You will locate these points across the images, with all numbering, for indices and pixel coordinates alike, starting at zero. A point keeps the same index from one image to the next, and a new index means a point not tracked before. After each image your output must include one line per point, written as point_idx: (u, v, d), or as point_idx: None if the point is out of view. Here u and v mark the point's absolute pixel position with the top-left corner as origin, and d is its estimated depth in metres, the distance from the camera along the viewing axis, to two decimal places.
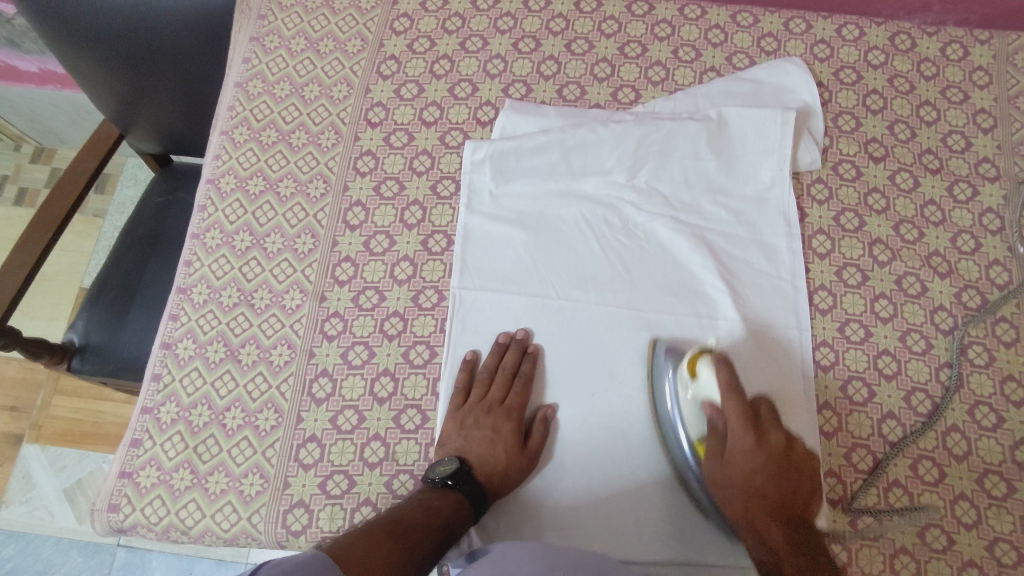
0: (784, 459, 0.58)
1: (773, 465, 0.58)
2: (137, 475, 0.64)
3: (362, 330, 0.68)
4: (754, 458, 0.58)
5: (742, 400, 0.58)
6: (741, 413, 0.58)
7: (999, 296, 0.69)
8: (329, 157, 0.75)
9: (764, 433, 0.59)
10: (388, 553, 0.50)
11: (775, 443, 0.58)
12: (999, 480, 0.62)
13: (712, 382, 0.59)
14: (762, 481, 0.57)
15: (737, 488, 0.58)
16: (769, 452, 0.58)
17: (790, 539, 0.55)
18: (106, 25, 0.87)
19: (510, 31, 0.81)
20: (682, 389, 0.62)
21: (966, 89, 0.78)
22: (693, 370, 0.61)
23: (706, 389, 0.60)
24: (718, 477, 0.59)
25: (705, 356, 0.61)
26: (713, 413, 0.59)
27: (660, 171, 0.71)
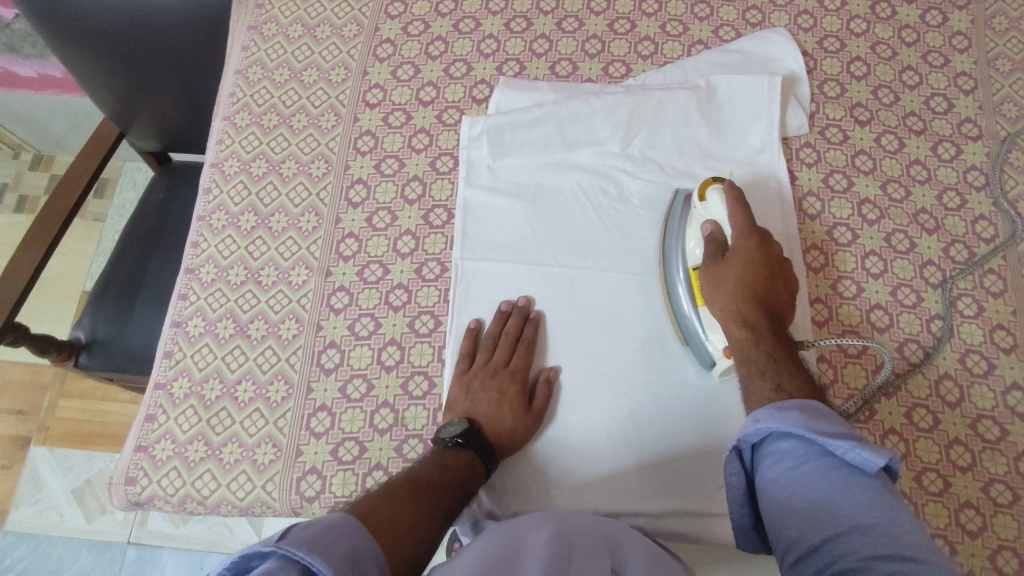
0: (777, 268, 0.62)
1: (767, 268, 0.61)
2: (153, 449, 0.65)
3: (368, 302, 0.70)
4: (750, 257, 0.61)
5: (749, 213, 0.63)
6: (747, 223, 0.62)
7: (986, 250, 0.71)
8: (329, 138, 0.77)
9: (765, 243, 0.62)
10: (411, 509, 0.52)
11: (774, 254, 0.62)
12: (992, 424, 0.64)
13: (720, 200, 0.65)
14: (753, 278, 0.60)
15: (727, 283, 0.61)
16: (766, 257, 0.62)
17: (767, 331, 0.58)
18: (106, 23, 0.89)
19: (502, 11, 0.83)
20: (693, 215, 0.67)
21: (946, 53, 0.80)
22: (704, 193, 0.66)
23: (714, 207, 0.65)
24: (712, 278, 0.62)
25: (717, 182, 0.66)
26: (715, 227, 0.64)
27: (653, 139, 0.73)
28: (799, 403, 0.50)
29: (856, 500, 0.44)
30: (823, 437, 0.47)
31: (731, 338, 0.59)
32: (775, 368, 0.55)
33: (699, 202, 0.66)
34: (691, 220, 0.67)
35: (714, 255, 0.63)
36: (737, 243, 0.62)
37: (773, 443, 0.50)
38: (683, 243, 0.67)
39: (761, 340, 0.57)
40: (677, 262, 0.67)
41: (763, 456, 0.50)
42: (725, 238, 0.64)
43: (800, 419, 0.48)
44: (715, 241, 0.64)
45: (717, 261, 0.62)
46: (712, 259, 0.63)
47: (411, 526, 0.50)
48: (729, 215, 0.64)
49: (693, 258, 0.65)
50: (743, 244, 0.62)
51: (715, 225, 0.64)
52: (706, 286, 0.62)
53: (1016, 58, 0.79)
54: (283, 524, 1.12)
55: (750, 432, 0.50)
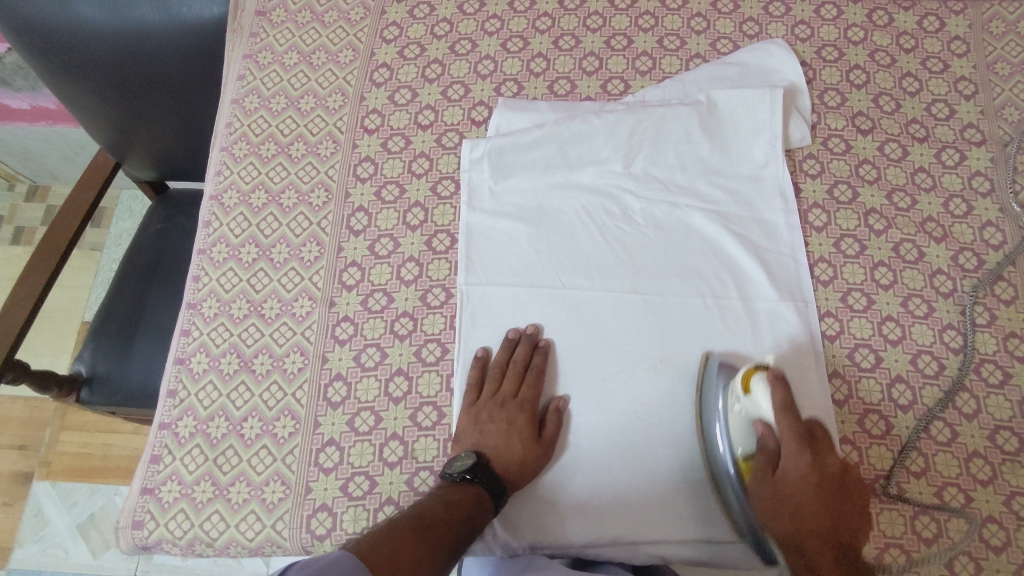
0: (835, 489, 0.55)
1: (826, 489, 0.55)
2: (159, 491, 0.64)
3: (373, 332, 0.69)
4: (807, 480, 0.55)
5: (797, 421, 0.56)
6: (797, 438, 0.56)
7: (994, 256, 0.70)
8: (328, 165, 0.76)
9: (820, 454, 0.56)
10: (414, 550, 0.51)
11: (829, 463, 0.56)
12: (1011, 436, 0.63)
13: (768, 399, 0.57)
14: (810, 507, 0.54)
15: (782, 511, 0.55)
16: (823, 473, 0.55)
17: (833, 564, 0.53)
18: (100, 55, 0.89)
19: (498, 32, 0.82)
20: (735, 407, 0.59)
21: (945, 59, 0.79)
22: (747, 386, 0.58)
23: (761, 407, 0.57)
24: (767, 502, 0.56)
25: (761, 371, 0.58)
26: (766, 430, 0.57)
27: (655, 157, 0.73)
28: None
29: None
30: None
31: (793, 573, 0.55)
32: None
33: (743, 396, 0.59)
34: (735, 413, 0.59)
35: (766, 474, 0.56)
36: (789, 462, 0.56)
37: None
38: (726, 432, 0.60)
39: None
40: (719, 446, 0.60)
41: None
42: (775, 447, 0.57)
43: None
44: (767, 449, 0.57)
45: (769, 480, 0.56)
46: (764, 476, 0.56)
47: (413, 567, 0.49)
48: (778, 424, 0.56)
49: (742, 463, 0.58)
50: (795, 465, 0.55)
51: (766, 429, 0.57)
52: (762, 509, 0.56)
53: (1015, 61, 0.79)
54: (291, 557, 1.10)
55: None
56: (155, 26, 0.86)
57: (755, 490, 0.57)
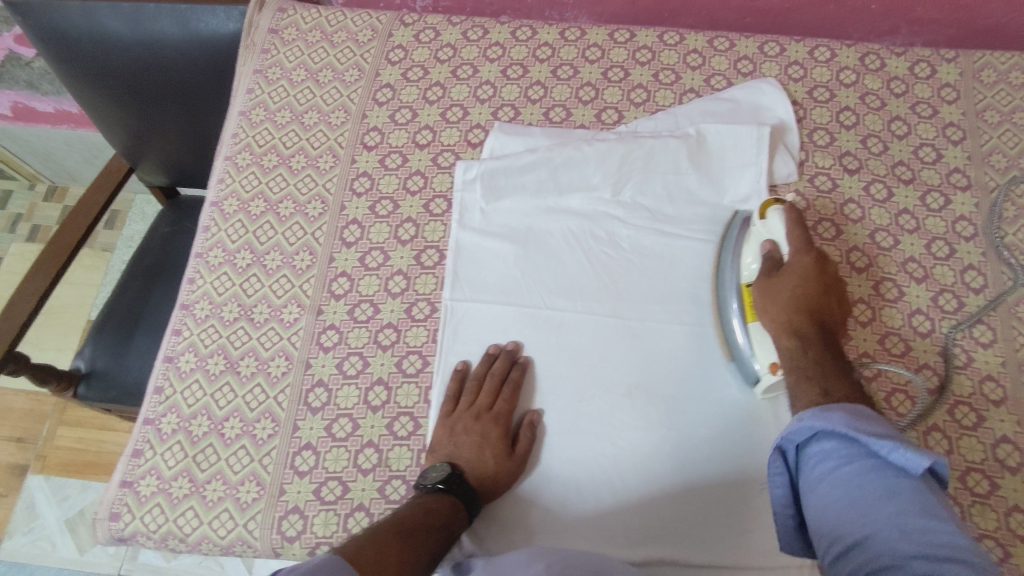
0: (831, 288, 0.64)
1: (821, 284, 0.63)
2: (138, 484, 0.65)
3: (357, 341, 0.70)
4: (806, 271, 0.63)
5: (807, 234, 0.66)
6: (805, 244, 0.65)
7: (973, 299, 0.71)
8: (326, 178, 0.79)
9: (823, 261, 0.65)
10: (399, 552, 0.52)
11: (828, 271, 0.64)
12: (982, 478, 0.63)
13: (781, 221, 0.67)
14: (806, 291, 0.63)
15: (781, 296, 0.63)
16: (822, 273, 0.64)
17: (817, 339, 0.60)
18: (118, 62, 0.92)
19: (499, 59, 0.85)
20: (752, 233, 0.69)
21: (935, 105, 0.81)
22: (764, 213, 0.69)
23: (774, 226, 0.67)
24: (766, 291, 0.64)
25: (778, 203, 0.69)
26: (774, 246, 0.66)
27: (643, 186, 0.75)
28: (843, 406, 0.52)
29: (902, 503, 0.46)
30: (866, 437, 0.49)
31: (780, 347, 0.62)
32: (824, 373, 0.57)
33: (760, 222, 0.69)
34: (751, 237, 0.69)
35: (770, 271, 0.65)
36: (794, 259, 0.64)
37: (817, 441, 0.51)
38: (740, 259, 0.69)
39: (808, 350, 0.60)
40: (729, 275, 0.69)
41: (810, 456, 0.52)
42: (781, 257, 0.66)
43: (845, 421, 0.50)
44: (773, 258, 0.66)
45: (772, 276, 0.65)
46: (768, 275, 0.65)
47: (398, 568, 0.50)
48: (788, 235, 0.66)
49: (748, 275, 0.67)
50: (798, 259, 0.64)
51: (774, 244, 0.66)
52: (760, 295, 0.64)
53: (1004, 110, 0.80)
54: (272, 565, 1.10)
55: (794, 432, 0.52)
56: (173, 39, 0.90)
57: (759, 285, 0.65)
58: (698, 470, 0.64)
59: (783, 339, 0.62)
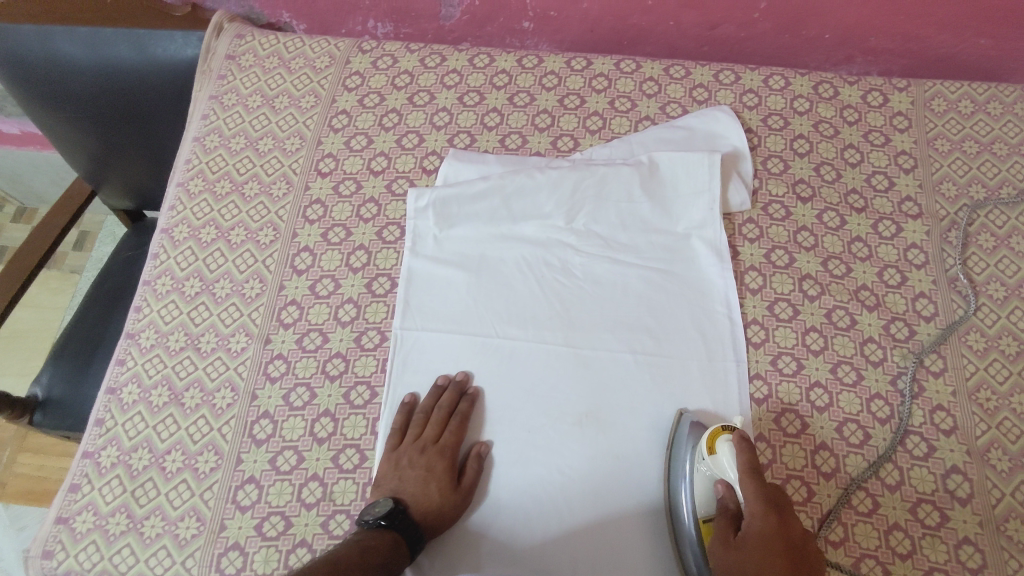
0: (799, 555, 0.52)
1: (789, 561, 0.51)
2: (73, 521, 0.64)
3: (305, 371, 0.69)
4: (766, 542, 0.52)
5: (762, 482, 0.55)
6: (760, 497, 0.54)
7: (924, 328, 0.71)
8: (279, 206, 0.78)
9: (785, 519, 0.53)
10: None
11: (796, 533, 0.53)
12: (933, 510, 0.62)
13: (729, 460, 0.57)
14: (767, 574, 0.50)
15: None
16: (785, 538, 0.52)
17: None
18: (77, 87, 0.92)
19: (456, 86, 0.85)
20: (700, 467, 0.60)
21: (887, 133, 0.82)
22: (712, 446, 0.59)
23: (723, 468, 0.58)
24: (722, 567, 0.53)
25: (726, 433, 0.59)
26: (726, 491, 0.57)
27: (597, 214, 0.75)
28: None
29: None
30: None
31: None
32: None
33: (708, 457, 0.59)
34: (700, 474, 0.60)
35: (726, 536, 0.55)
36: (749, 525, 0.53)
37: None
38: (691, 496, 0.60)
39: None
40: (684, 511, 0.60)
41: None
42: (737, 510, 0.56)
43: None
44: (728, 511, 0.56)
45: (727, 542, 0.54)
46: (724, 541, 0.54)
47: None
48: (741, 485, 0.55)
49: (703, 524, 0.58)
50: (754, 524, 0.53)
51: (727, 490, 0.57)
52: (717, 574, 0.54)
53: (954, 139, 0.81)
54: None
55: None
56: (129, 63, 0.90)
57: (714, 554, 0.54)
58: (648, 502, 0.63)
59: None
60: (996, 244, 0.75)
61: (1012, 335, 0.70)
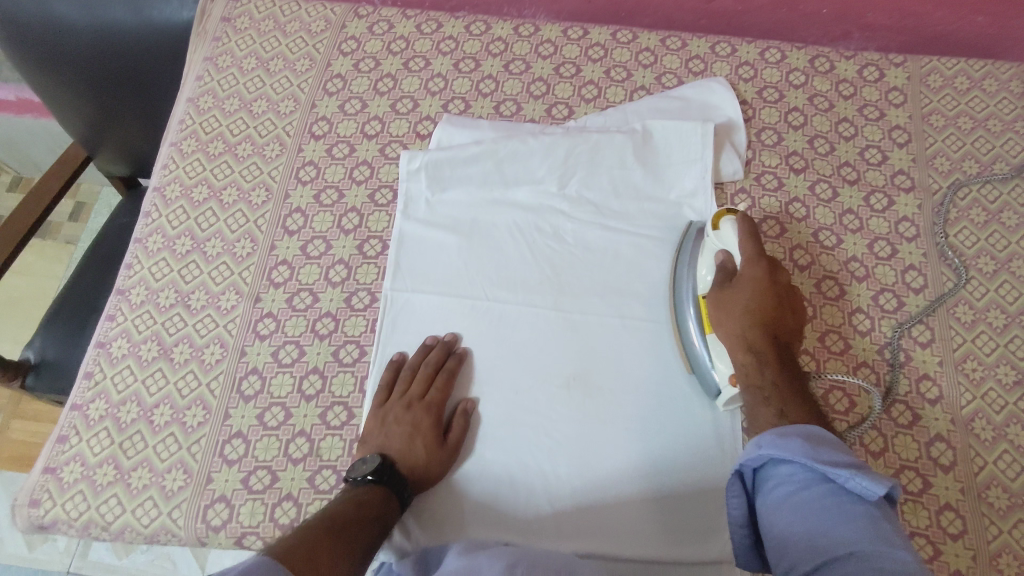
0: (786, 296, 0.63)
1: (777, 294, 0.62)
2: (61, 471, 0.64)
3: (294, 330, 0.70)
4: (758, 282, 0.62)
5: (760, 245, 0.64)
6: (757, 251, 0.64)
7: (912, 299, 0.71)
8: (272, 167, 0.78)
9: (775, 270, 0.64)
10: (329, 547, 0.50)
11: (782, 278, 0.63)
12: (915, 476, 0.63)
13: (732, 232, 0.66)
14: (759, 303, 0.62)
15: (736, 310, 0.62)
16: (775, 282, 0.63)
17: (773, 358, 0.60)
18: (71, 48, 0.91)
19: (452, 52, 0.85)
20: (706, 244, 0.68)
21: (882, 107, 0.82)
22: (716, 224, 0.67)
23: (725, 237, 0.66)
24: (722, 305, 0.63)
25: (730, 214, 0.67)
26: (726, 258, 0.65)
27: (589, 180, 0.75)
28: (802, 431, 0.51)
29: (865, 529, 0.45)
30: (827, 466, 0.48)
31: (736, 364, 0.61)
32: (784, 392, 0.58)
33: (712, 232, 0.67)
34: (705, 250, 0.68)
35: (724, 285, 0.64)
36: (745, 270, 0.63)
37: (775, 467, 0.51)
38: (694, 270, 0.68)
39: (766, 367, 0.60)
40: (686, 285, 0.68)
41: (766, 481, 0.51)
42: (734, 268, 0.65)
43: (804, 447, 0.49)
44: (726, 270, 0.65)
45: (725, 288, 0.64)
46: (721, 289, 0.64)
47: (331, 566, 0.49)
48: (740, 246, 0.65)
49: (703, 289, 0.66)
50: (751, 270, 0.63)
51: (727, 255, 0.65)
52: (715, 309, 0.63)
53: (949, 115, 0.81)
54: (232, 561, 1.03)
55: (753, 458, 0.51)
56: (126, 26, 0.90)
57: (712, 298, 0.64)
58: (634, 464, 0.63)
59: (740, 356, 0.61)
60: (987, 219, 0.75)
61: (1000, 308, 0.70)
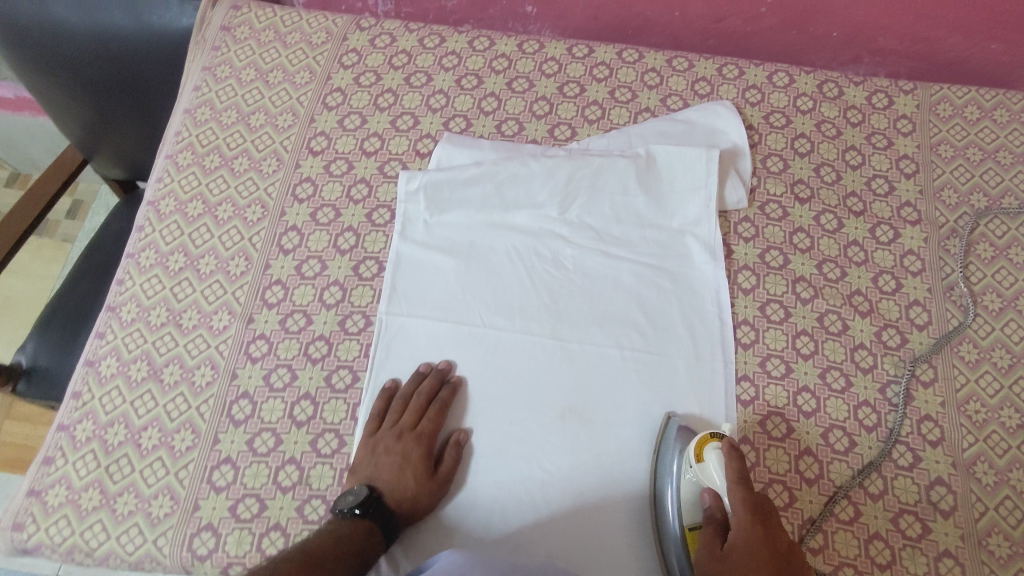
0: (785, 560, 0.53)
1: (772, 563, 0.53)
2: (46, 494, 0.63)
3: (287, 353, 0.68)
4: (751, 547, 0.53)
5: (750, 492, 0.55)
6: (745, 505, 0.54)
7: (917, 336, 0.70)
8: (268, 183, 0.77)
9: (769, 528, 0.54)
10: None
11: (779, 536, 0.54)
12: (914, 520, 0.62)
13: (718, 469, 0.57)
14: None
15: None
16: (771, 543, 0.53)
17: None
18: (68, 53, 0.90)
19: (454, 68, 0.84)
20: (687, 474, 0.59)
21: (891, 136, 0.80)
22: (700, 453, 0.59)
23: (710, 475, 0.57)
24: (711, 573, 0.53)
25: (715, 440, 0.59)
26: (713, 499, 0.57)
27: (591, 206, 0.74)
28: None
29: None
30: None
31: None
32: None
33: (694, 463, 0.59)
34: (686, 478, 0.59)
35: (713, 540, 0.55)
36: (735, 533, 0.54)
37: None
38: (677, 498, 0.59)
39: None
40: (668, 514, 0.59)
41: None
42: (722, 517, 0.56)
43: None
44: (715, 518, 0.56)
45: (714, 552, 0.54)
46: (708, 546, 0.55)
47: None
48: (727, 487, 0.56)
49: (689, 531, 0.58)
50: (743, 534, 0.53)
51: (713, 496, 0.57)
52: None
53: (958, 145, 0.80)
54: None
55: None
56: (125, 30, 0.88)
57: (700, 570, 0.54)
58: (630, 499, 0.62)
59: None
60: (994, 255, 0.74)
61: (1005, 347, 0.69)
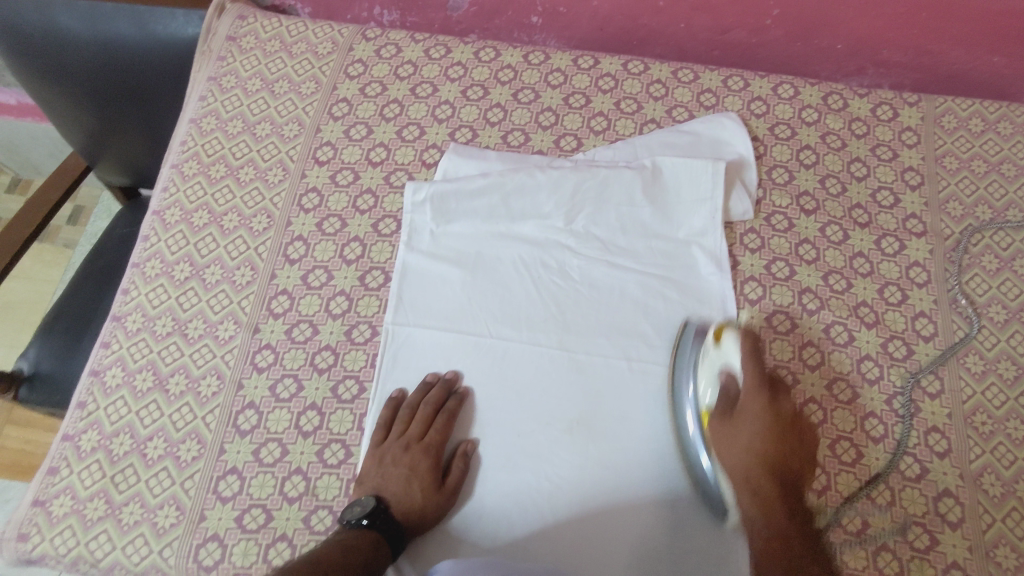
0: (791, 428, 0.60)
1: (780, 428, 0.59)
2: (50, 504, 0.63)
3: (292, 363, 0.68)
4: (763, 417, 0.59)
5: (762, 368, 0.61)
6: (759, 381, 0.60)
7: (923, 348, 0.70)
8: (274, 192, 0.77)
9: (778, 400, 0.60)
10: None
11: (785, 408, 0.60)
12: (922, 532, 0.62)
13: (735, 350, 0.62)
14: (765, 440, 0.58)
15: (741, 444, 0.59)
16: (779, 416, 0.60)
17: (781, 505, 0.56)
18: (74, 61, 0.90)
19: (460, 79, 0.84)
20: (705, 359, 0.64)
21: (895, 148, 0.81)
22: (718, 338, 0.63)
23: (728, 355, 0.62)
24: (724, 438, 0.59)
25: (732, 328, 0.63)
26: (730, 379, 0.61)
27: (597, 217, 0.74)
28: None
29: None
30: None
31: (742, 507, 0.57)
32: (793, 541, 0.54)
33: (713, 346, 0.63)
34: (705, 362, 0.64)
35: (727, 412, 0.60)
36: (747, 403, 0.60)
37: None
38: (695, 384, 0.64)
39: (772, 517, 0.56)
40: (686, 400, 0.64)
41: None
42: (737, 394, 0.61)
43: None
44: (729, 393, 0.61)
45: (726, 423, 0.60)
46: (723, 417, 0.60)
47: None
48: (743, 366, 0.61)
49: (704, 410, 0.62)
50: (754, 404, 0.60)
51: (730, 375, 0.62)
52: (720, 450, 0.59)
53: (962, 157, 0.80)
54: None
55: None
56: (130, 40, 0.89)
57: (713, 431, 0.60)
58: (637, 509, 0.62)
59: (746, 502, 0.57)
60: (999, 267, 0.74)
61: (1011, 359, 0.69)
